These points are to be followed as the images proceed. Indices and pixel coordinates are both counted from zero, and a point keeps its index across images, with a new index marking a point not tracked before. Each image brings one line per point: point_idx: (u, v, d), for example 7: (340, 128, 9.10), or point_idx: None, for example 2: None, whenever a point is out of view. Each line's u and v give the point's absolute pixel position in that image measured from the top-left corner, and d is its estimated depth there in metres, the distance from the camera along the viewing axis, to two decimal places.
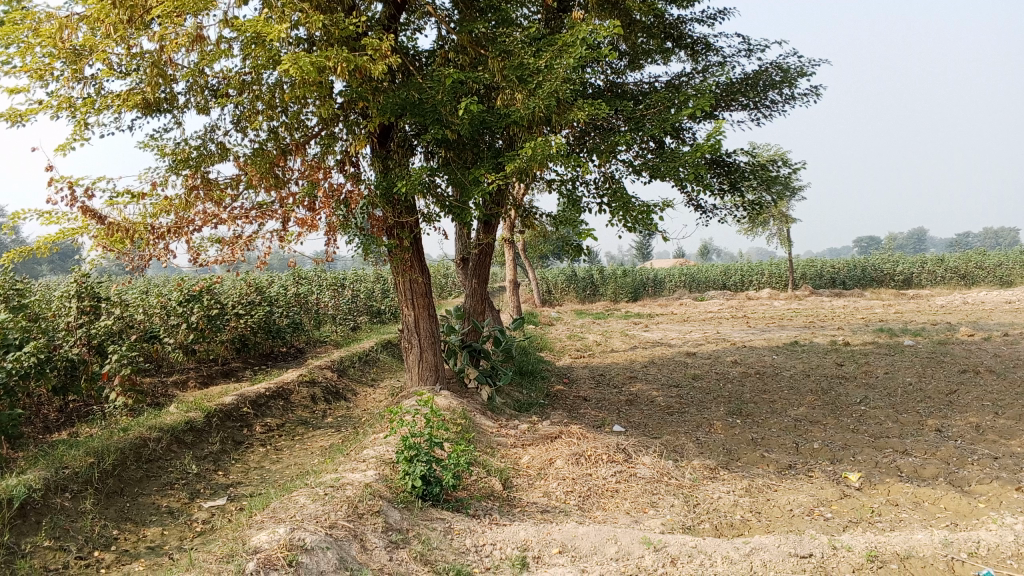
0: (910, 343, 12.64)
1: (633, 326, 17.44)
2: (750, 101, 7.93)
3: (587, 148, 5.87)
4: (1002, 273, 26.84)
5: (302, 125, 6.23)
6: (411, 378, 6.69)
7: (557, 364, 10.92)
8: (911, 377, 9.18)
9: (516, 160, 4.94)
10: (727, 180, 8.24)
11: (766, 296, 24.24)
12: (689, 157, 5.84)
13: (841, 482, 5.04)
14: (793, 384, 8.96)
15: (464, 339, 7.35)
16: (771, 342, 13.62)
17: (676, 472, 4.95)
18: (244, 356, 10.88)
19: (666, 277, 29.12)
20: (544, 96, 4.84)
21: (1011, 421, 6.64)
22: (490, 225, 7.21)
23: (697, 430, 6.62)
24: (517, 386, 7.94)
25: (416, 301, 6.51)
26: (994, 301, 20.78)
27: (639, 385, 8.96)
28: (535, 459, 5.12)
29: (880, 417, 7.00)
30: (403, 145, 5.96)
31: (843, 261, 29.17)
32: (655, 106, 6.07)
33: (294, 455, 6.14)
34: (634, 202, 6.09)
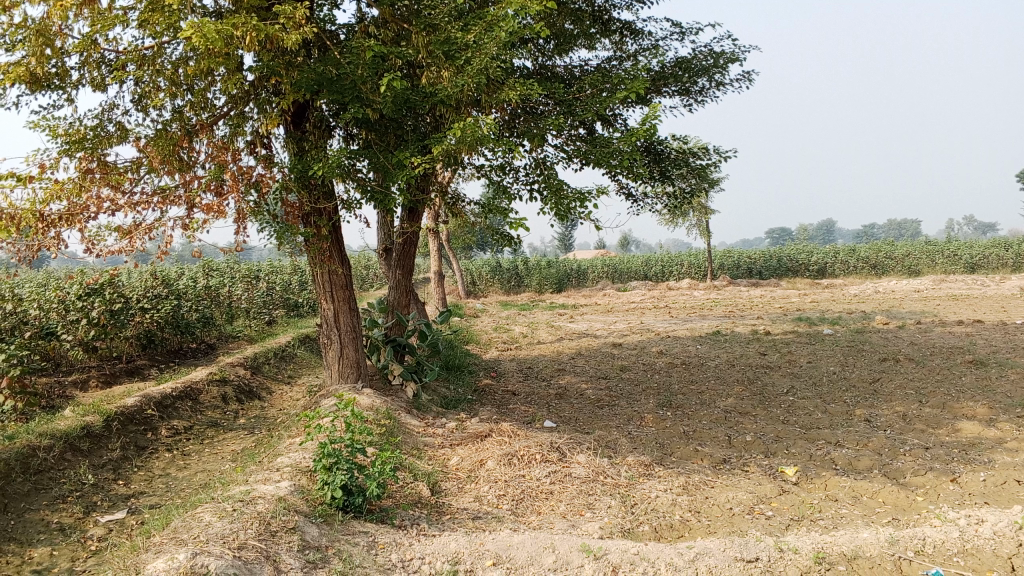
0: (830, 332, 12.84)
1: (558, 317, 17.32)
2: (680, 88, 7.80)
3: (517, 132, 5.60)
4: (910, 263, 27.80)
5: (210, 105, 5.80)
6: (331, 375, 6.32)
7: (483, 356, 10.66)
8: (834, 365, 9.25)
9: (444, 143, 4.63)
10: (658, 168, 8.08)
11: (687, 287, 24.49)
12: (623, 143, 5.62)
13: (778, 476, 4.92)
14: (720, 375, 8.90)
15: (387, 333, 7.01)
16: (695, 331, 13.66)
17: (612, 470, 4.73)
18: (152, 352, 10.27)
19: (589, 267, 29.20)
20: (473, 75, 4.55)
21: (936, 409, 6.68)
22: (414, 213, 6.88)
23: (629, 424, 6.45)
24: (443, 382, 7.63)
25: (335, 293, 6.15)
26: (904, 290, 21.46)
27: (567, 378, 8.76)
28: (465, 461, 4.84)
29: (809, 407, 6.97)
30: (320, 126, 5.58)
31: (760, 251, 29.76)
32: (587, 90, 5.83)
33: (204, 461, 5.70)
34: (566, 190, 5.84)
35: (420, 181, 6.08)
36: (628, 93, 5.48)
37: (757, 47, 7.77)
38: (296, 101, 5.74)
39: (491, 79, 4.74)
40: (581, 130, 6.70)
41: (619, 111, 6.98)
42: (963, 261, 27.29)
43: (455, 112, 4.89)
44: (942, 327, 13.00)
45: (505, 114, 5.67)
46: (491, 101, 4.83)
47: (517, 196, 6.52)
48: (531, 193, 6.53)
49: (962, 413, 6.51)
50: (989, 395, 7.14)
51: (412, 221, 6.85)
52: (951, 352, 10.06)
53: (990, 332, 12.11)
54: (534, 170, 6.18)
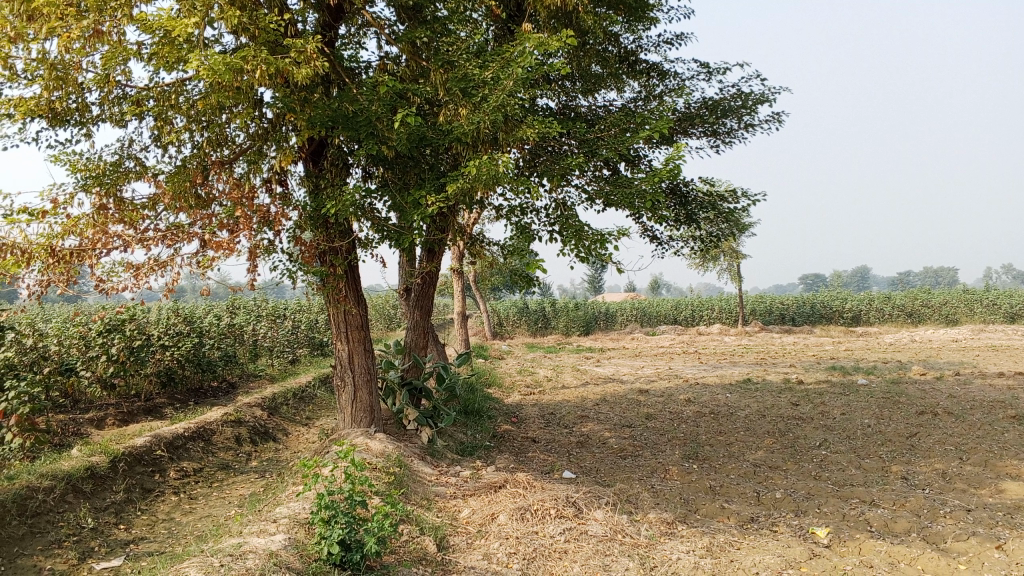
0: (864, 382, 12.44)
1: (585, 361, 17.05)
2: (708, 129, 7.65)
3: (538, 172, 5.46)
4: (947, 312, 27.15)
5: (227, 140, 5.79)
6: (343, 419, 6.14)
7: (505, 401, 10.43)
8: (869, 418, 8.89)
9: (459, 182, 4.50)
10: (684, 210, 7.90)
11: (717, 332, 24.12)
12: (646, 184, 5.44)
13: (808, 538, 4.63)
14: (749, 425, 8.59)
15: (404, 376, 6.84)
16: (724, 379, 13.32)
17: (631, 528, 4.48)
18: (171, 390, 10.19)
19: (618, 311, 28.92)
20: (491, 112, 4.43)
21: (978, 467, 6.34)
22: (434, 253, 6.75)
23: (651, 476, 6.18)
24: (461, 427, 7.42)
25: (349, 334, 6.01)
26: (941, 340, 20.89)
27: (590, 425, 8.51)
28: (476, 514, 4.63)
29: (842, 462, 6.65)
30: (337, 163, 5.50)
31: (792, 297, 29.29)
32: (609, 130, 5.69)
33: (210, 506, 5.53)
34: (587, 231, 5.66)
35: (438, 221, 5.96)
36: (652, 133, 5.31)
37: (787, 88, 7.60)
38: (314, 138, 5.68)
39: (509, 117, 4.61)
40: (605, 170, 6.55)
41: (644, 152, 6.83)
42: (1003, 310, 26.59)
43: (472, 150, 4.77)
44: (983, 379, 12.53)
45: (525, 154, 5.54)
46: (508, 139, 4.70)
47: (536, 238, 6.37)
48: (553, 234, 6.36)
49: (1007, 473, 6.15)
50: None
51: (431, 261, 6.73)
52: (993, 406, 9.63)
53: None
54: (555, 211, 6.02)
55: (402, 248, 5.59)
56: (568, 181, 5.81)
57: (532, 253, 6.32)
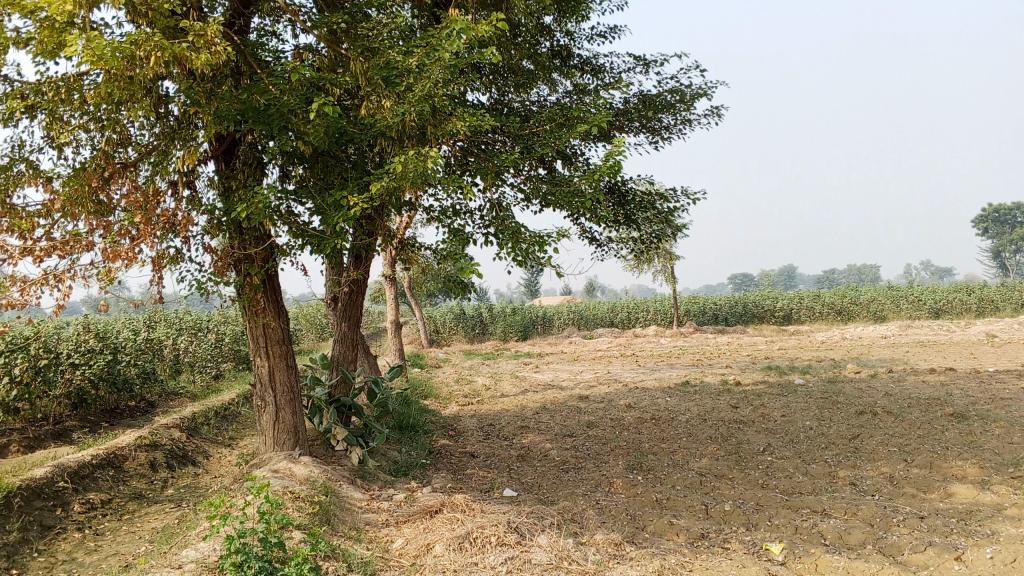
0: (801, 382, 12.43)
1: (523, 367, 16.77)
2: (645, 126, 7.45)
3: (471, 170, 5.11)
4: (875, 308, 27.73)
5: (131, 140, 5.33)
6: (264, 441, 5.72)
7: (442, 412, 10.05)
8: (810, 419, 8.79)
9: (383, 180, 4.13)
10: (623, 211, 7.69)
11: (654, 334, 24.16)
12: (584, 183, 5.14)
13: (762, 555, 4.41)
14: (691, 430, 8.41)
15: (331, 392, 6.41)
16: (663, 382, 13.18)
17: (577, 554, 4.17)
18: (84, 412, 9.53)
19: (555, 314, 28.78)
20: (417, 103, 4.09)
21: (923, 470, 6.23)
22: (360, 259, 6.35)
23: (596, 491, 5.90)
24: (395, 444, 7.03)
25: (269, 349, 5.59)
26: (872, 337, 21.25)
27: (531, 437, 8.20)
28: (411, 545, 4.27)
29: (788, 469, 6.48)
30: (251, 163, 5.09)
31: (726, 297, 29.57)
32: (544, 126, 5.38)
33: (118, 543, 5.02)
34: (524, 232, 5.33)
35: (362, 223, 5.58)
36: (590, 127, 5.02)
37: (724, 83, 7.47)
38: (225, 135, 5.25)
39: (436, 109, 4.28)
40: (541, 169, 6.27)
41: (580, 149, 6.57)
42: (928, 305, 27.32)
43: (398, 146, 4.42)
44: (915, 376, 12.66)
45: (457, 149, 5.20)
46: (437, 133, 4.36)
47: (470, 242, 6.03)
48: (488, 237, 6.01)
49: (953, 474, 6.06)
50: (977, 453, 6.71)
51: (358, 268, 6.32)
52: (929, 403, 9.66)
53: (965, 381, 11.78)
54: (489, 211, 5.69)
55: (326, 254, 5.19)
56: (503, 181, 5.48)
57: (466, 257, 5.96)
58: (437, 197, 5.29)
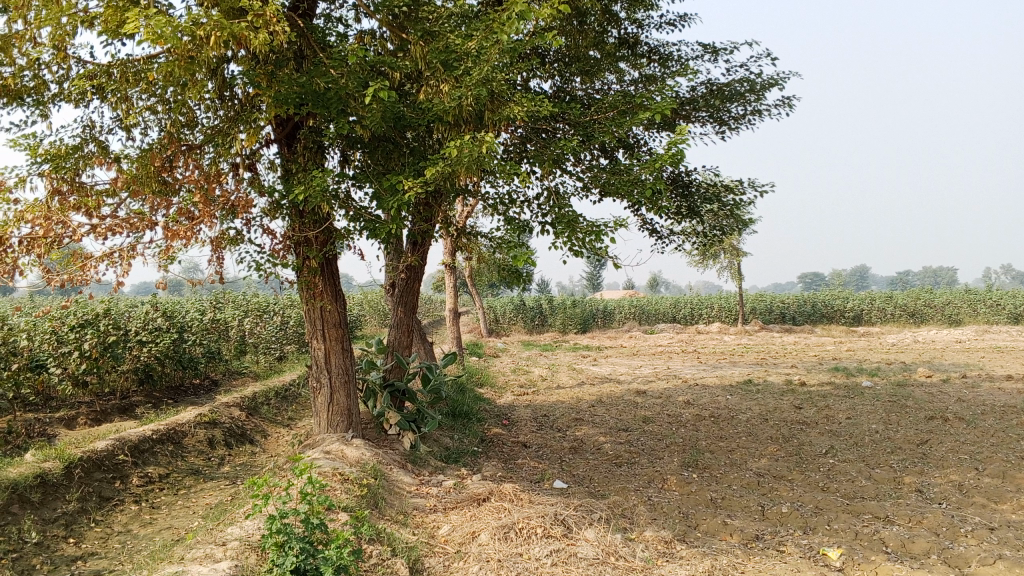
0: (868, 384, 12.03)
1: (582, 359, 16.64)
2: (712, 115, 7.27)
3: (529, 157, 5.02)
4: (950, 312, 26.73)
5: (197, 123, 5.42)
6: (318, 423, 5.76)
7: (497, 402, 10.02)
8: (876, 423, 8.48)
9: (437, 166, 4.08)
10: (686, 203, 7.51)
11: (716, 331, 23.75)
12: (645, 171, 5.00)
13: (818, 560, 4.24)
14: (750, 430, 8.19)
15: (386, 376, 6.41)
16: (724, 379, 12.90)
17: (625, 550, 4.07)
18: (150, 388, 9.79)
19: (616, 308, 28.53)
20: (473, 87, 4.01)
21: (996, 479, 5.94)
22: (418, 245, 6.33)
23: (648, 487, 5.78)
24: (447, 431, 7.01)
25: (325, 332, 5.62)
26: (945, 341, 20.49)
27: (585, 429, 8.11)
28: (456, 532, 4.24)
29: (851, 472, 6.25)
30: (311, 147, 5.10)
31: (793, 295, 28.87)
32: (604, 112, 5.24)
33: (172, 517, 5.12)
34: (581, 221, 5.21)
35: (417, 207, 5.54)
36: (652, 115, 4.88)
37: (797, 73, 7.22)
38: (287, 118, 5.28)
39: (493, 93, 4.20)
40: (602, 157, 6.15)
41: (644, 138, 6.42)
42: (1008, 310, 26.21)
43: (455, 131, 4.36)
44: (991, 382, 12.13)
45: (516, 135, 5.12)
46: (494, 118, 4.28)
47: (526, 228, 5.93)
48: (546, 225, 5.91)
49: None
50: None
51: (416, 253, 6.30)
52: (1005, 411, 9.23)
53: None
54: (547, 199, 5.58)
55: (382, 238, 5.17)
56: (562, 169, 5.37)
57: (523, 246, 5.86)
58: (494, 184, 5.21)
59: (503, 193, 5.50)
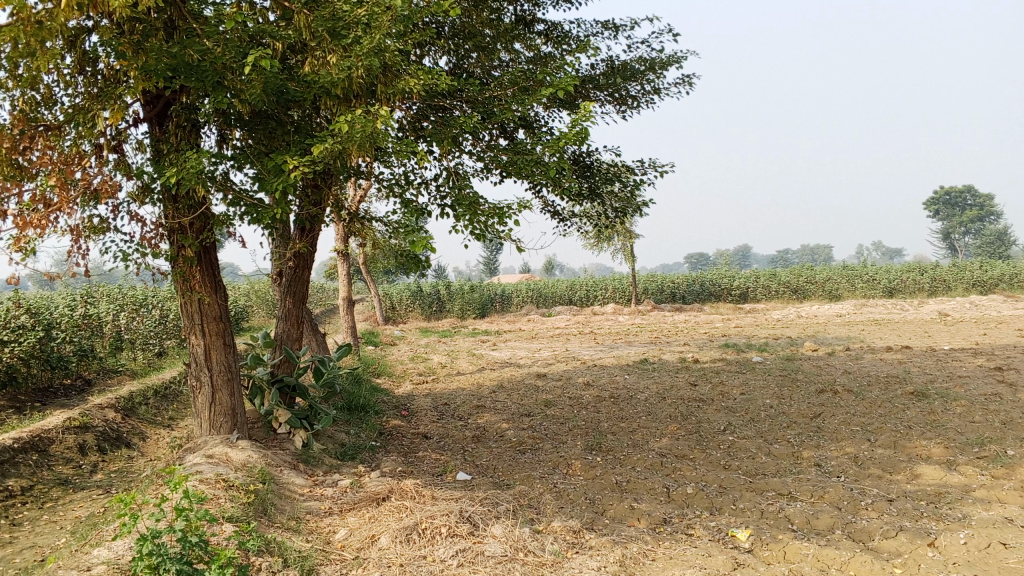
0: (759, 360, 12.32)
1: (480, 345, 16.47)
2: (611, 94, 7.19)
3: (425, 136, 4.72)
4: (830, 287, 27.93)
5: (55, 100, 4.89)
6: (200, 426, 5.36)
7: (394, 392, 9.71)
8: (770, 398, 8.63)
9: (325, 143, 3.74)
10: (587, 183, 7.41)
11: (612, 311, 24.03)
12: (546, 150, 4.78)
13: (728, 542, 4.19)
14: (650, 409, 8.19)
15: (274, 372, 6.01)
16: (622, 360, 12.97)
17: (534, 544, 3.89)
18: (14, 392, 9.00)
19: (512, 292, 28.52)
20: (364, 58, 3.69)
21: (888, 450, 6.08)
22: (307, 231, 5.94)
23: (553, 474, 5.63)
24: (342, 426, 6.69)
25: (205, 327, 5.20)
26: (826, 315, 21.36)
27: (486, 416, 7.92)
28: (355, 536, 3.96)
29: (751, 449, 6.28)
30: (185, 126, 4.66)
31: (684, 275, 29.55)
32: (502, 86, 5.00)
33: (36, 535, 4.63)
34: (481, 203, 4.96)
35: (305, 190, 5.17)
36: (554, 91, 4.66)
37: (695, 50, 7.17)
38: (158, 93, 4.82)
39: (386, 64, 3.89)
40: (501, 137, 5.91)
41: (543, 117, 6.25)
42: (882, 285, 27.57)
43: (344, 105, 4.03)
44: (872, 354, 12.62)
45: (411, 112, 4.82)
46: (387, 91, 3.97)
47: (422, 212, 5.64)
48: (444, 208, 5.62)
49: (917, 455, 5.92)
50: (940, 432, 6.59)
51: (304, 240, 5.91)
52: (888, 381, 9.57)
53: (921, 359, 11.76)
54: (444, 179, 5.29)
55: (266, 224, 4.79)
56: (460, 149, 5.09)
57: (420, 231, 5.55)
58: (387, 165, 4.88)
59: (397, 174, 5.17)
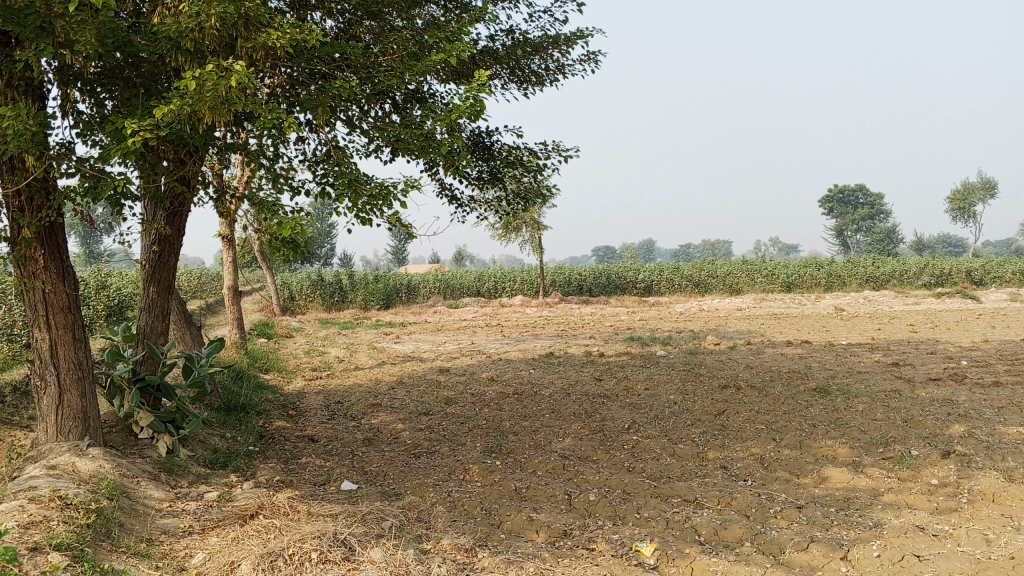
0: (663, 353, 12.20)
1: (383, 337, 15.89)
2: (510, 71, 6.88)
3: (300, 102, 4.18)
4: (731, 282, 28.39)
5: None
6: (44, 431, 4.69)
7: (284, 389, 9.08)
8: (675, 394, 8.43)
9: (171, 104, 3.19)
10: (487, 166, 7.03)
11: (519, 304, 23.78)
12: (437, 124, 4.32)
13: (632, 558, 3.86)
14: (554, 406, 7.87)
15: (136, 370, 5.36)
16: (527, 353, 12.64)
17: (418, 567, 3.46)
18: None
19: (419, 282, 27.92)
20: (218, 4, 3.14)
21: (794, 451, 5.90)
22: (175, 211, 5.33)
23: (448, 480, 5.20)
24: (218, 429, 6.09)
25: (51, 318, 4.55)
26: (728, 309, 21.64)
27: (381, 416, 7.43)
28: (212, 562, 3.45)
29: (655, 449, 6.00)
30: (17, 84, 4.00)
31: (591, 267, 29.53)
32: (388, 49, 4.51)
33: None
34: (366, 181, 4.47)
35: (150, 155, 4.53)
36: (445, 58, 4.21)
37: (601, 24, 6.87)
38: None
39: (244, 15, 3.34)
40: (392, 110, 5.43)
41: (438, 89, 5.82)
42: (781, 280, 28.23)
43: (197, 63, 3.48)
44: (773, 349, 12.69)
45: (283, 77, 4.27)
46: (248, 48, 3.45)
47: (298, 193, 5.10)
48: (324, 187, 5.07)
49: (823, 455, 5.77)
50: (843, 431, 6.48)
51: (170, 223, 5.29)
52: (789, 377, 9.54)
53: (821, 354, 11.86)
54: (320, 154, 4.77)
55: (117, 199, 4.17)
56: (340, 119, 4.58)
57: (297, 212, 5.00)
58: (257, 136, 4.31)
59: (272, 150, 4.60)
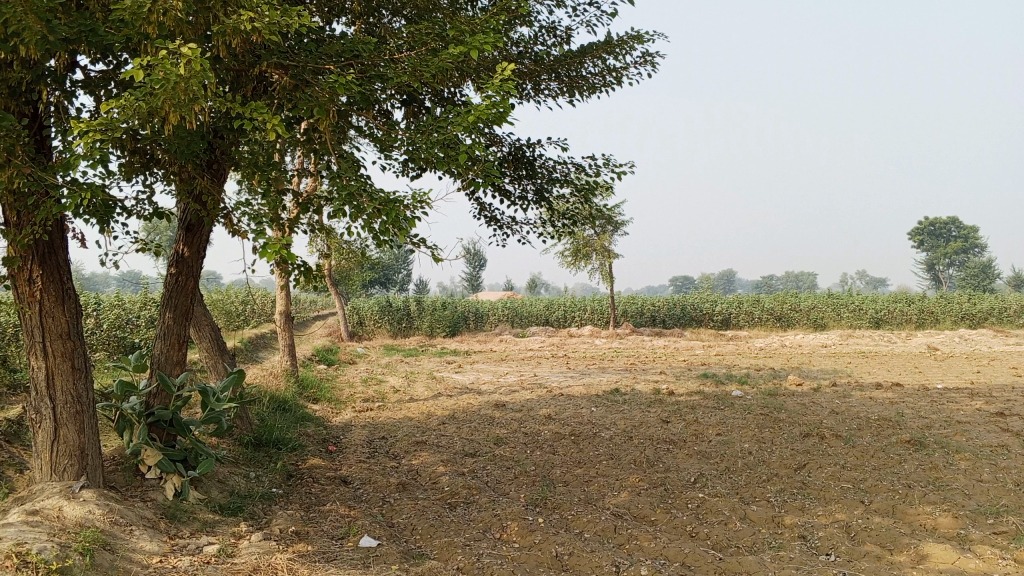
0: (738, 393, 11.34)
1: (445, 367, 15.45)
2: (558, 77, 6.46)
3: (293, 107, 3.77)
4: (815, 316, 27.02)
5: None
6: (40, 469, 4.28)
7: (330, 421, 8.63)
8: (749, 441, 7.62)
9: (130, 99, 2.79)
10: (532, 183, 6.54)
11: (589, 334, 23.07)
12: (456, 127, 3.87)
13: None
14: (613, 451, 7.19)
15: (149, 403, 4.97)
16: (590, 388, 11.96)
17: None
18: None
19: (488, 310, 27.55)
20: None
21: (887, 519, 5.08)
22: (194, 229, 4.94)
23: (481, 540, 4.60)
24: (241, 469, 5.63)
25: (48, 345, 4.18)
26: (811, 345, 20.47)
27: (423, 456, 6.88)
28: None
29: (723, 510, 5.27)
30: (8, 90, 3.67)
31: (665, 298, 28.60)
32: (405, 45, 4.14)
33: None
34: (376, 195, 3.96)
35: (151, 160, 4.26)
36: (461, 54, 3.73)
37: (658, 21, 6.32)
38: None
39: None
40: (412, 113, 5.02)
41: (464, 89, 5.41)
42: (868, 315, 26.71)
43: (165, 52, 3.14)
44: (861, 391, 11.67)
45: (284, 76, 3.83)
46: (221, 32, 3.12)
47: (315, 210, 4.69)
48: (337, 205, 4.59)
49: (920, 526, 4.94)
50: (945, 496, 5.60)
51: (188, 243, 4.93)
52: (879, 425, 8.59)
53: (915, 399, 10.80)
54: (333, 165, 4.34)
55: (93, 206, 3.76)
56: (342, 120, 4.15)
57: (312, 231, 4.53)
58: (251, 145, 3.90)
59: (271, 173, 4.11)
